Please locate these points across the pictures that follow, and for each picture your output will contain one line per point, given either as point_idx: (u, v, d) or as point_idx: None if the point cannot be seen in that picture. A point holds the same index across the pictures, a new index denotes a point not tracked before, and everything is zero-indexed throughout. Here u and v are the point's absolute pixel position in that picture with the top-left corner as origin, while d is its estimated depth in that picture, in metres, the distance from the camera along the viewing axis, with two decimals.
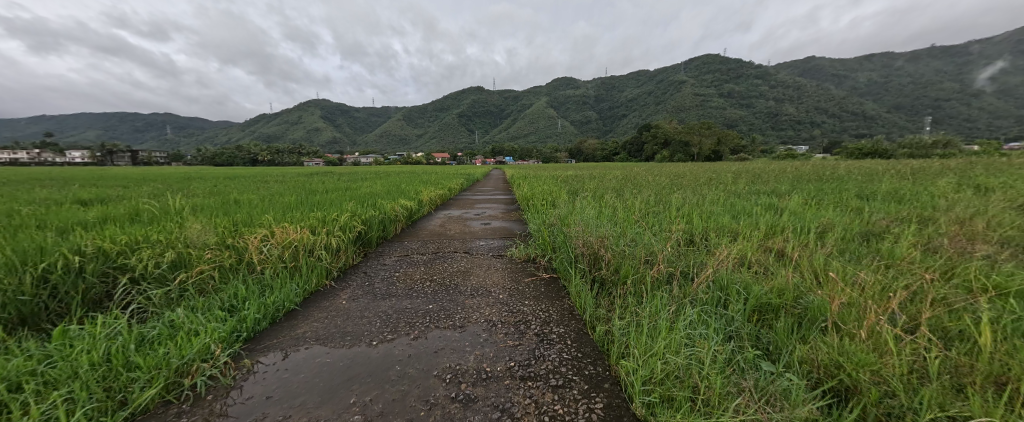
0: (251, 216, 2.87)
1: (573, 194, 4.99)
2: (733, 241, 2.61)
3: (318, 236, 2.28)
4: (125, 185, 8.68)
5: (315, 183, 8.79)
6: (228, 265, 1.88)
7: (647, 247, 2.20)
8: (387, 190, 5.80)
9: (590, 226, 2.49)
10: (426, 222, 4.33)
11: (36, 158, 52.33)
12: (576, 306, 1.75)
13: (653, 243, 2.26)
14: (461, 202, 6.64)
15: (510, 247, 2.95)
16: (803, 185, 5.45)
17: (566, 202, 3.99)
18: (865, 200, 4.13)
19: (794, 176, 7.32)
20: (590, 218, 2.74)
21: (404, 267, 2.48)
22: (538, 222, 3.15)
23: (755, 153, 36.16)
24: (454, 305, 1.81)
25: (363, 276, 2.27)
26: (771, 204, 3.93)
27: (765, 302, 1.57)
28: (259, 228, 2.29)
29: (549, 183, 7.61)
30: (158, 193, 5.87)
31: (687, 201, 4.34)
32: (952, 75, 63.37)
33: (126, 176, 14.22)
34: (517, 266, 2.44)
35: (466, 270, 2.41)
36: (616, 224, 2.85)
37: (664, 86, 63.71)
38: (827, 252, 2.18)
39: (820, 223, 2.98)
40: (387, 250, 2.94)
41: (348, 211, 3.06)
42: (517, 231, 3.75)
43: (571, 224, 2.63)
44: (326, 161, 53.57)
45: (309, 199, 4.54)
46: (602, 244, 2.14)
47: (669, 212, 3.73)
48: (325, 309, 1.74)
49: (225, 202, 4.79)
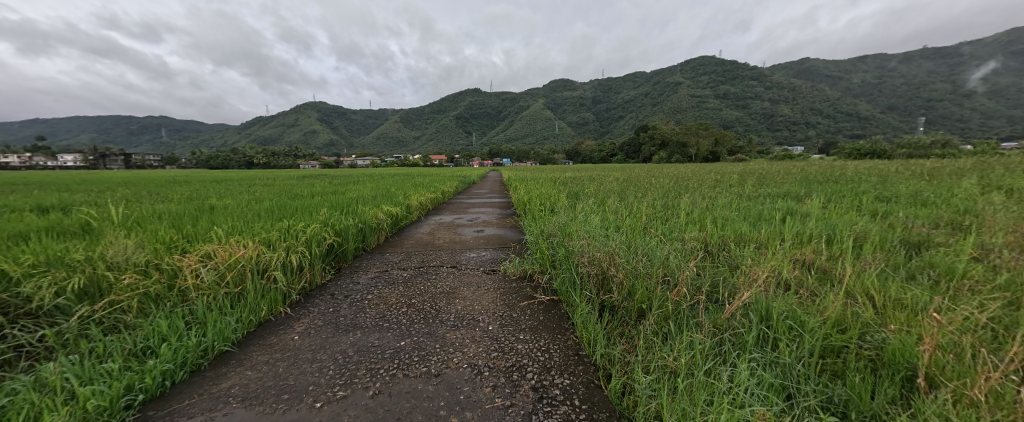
0: (206, 226, 2.52)
1: (573, 197, 4.66)
2: (757, 253, 2.29)
3: (276, 253, 1.92)
4: (102, 188, 8.31)
5: (302, 187, 8.40)
6: (154, 293, 1.54)
7: (664, 265, 1.87)
8: (374, 194, 5.48)
9: (595, 237, 2.16)
10: (413, 229, 3.98)
11: (25, 161, 51.49)
12: (583, 342, 1.42)
13: (670, 259, 1.92)
14: (455, 206, 6.30)
15: (503, 261, 2.61)
16: (816, 187, 5.16)
17: (566, 208, 3.67)
18: (889, 203, 3.81)
19: (802, 177, 7.01)
20: (594, 228, 2.42)
21: (379, 287, 2.12)
22: (536, 230, 2.81)
23: (752, 153, 36.10)
24: (431, 342, 1.45)
25: (328, 300, 1.92)
26: (789, 207, 3.62)
27: (823, 338, 1.25)
28: (203, 242, 1.93)
29: (548, 186, 7.28)
30: (128, 198, 5.48)
31: (696, 206, 4.02)
32: (947, 76, 63.72)
33: (109, 180, 13.80)
34: (510, 286, 2.09)
35: (451, 291, 2.06)
36: (625, 234, 2.53)
37: (661, 87, 63.74)
38: (874, 268, 1.85)
39: (851, 231, 2.66)
40: (364, 264, 2.59)
41: (320, 219, 2.71)
42: (513, 239, 3.41)
43: (573, 234, 2.31)
44: (322, 163, 53.40)
45: (286, 204, 4.21)
46: (610, 260, 1.81)
47: (678, 218, 3.41)
48: (269, 350, 1.39)
49: (197, 208, 4.46)
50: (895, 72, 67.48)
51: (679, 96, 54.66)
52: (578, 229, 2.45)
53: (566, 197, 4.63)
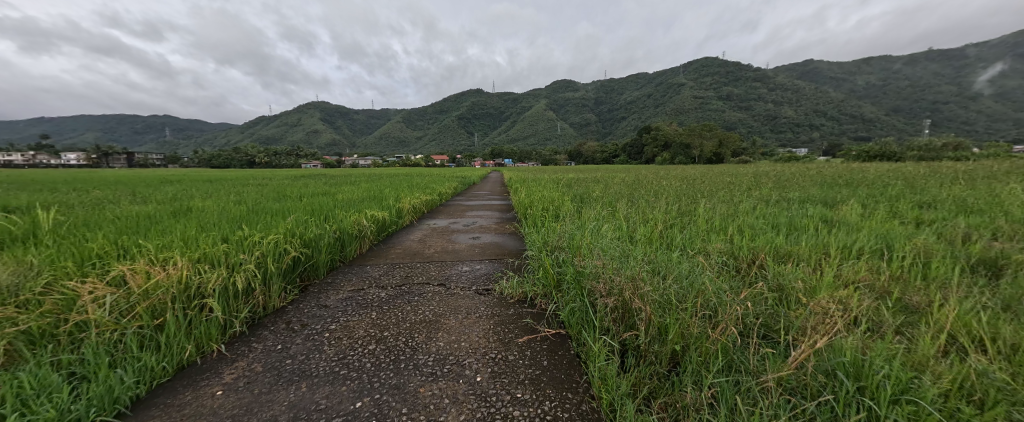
0: (150, 236, 2.15)
1: (579, 202, 4.26)
2: (804, 273, 1.90)
3: (215, 271, 1.55)
4: (85, 189, 7.97)
5: (294, 187, 8.06)
6: (35, 332, 1.16)
7: (700, 294, 1.49)
8: (365, 196, 5.14)
9: (612, 255, 1.79)
10: (403, 236, 3.62)
11: (30, 160, 51.98)
12: (601, 409, 1.04)
13: (705, 285, 1.54)
14: (451, 209, 5.91)
15: (499, 278, 2.22)
16: (842, 191, 4.76)
17: (573, 214, 3.30)
18: (932, 210, 3.42)
19: (820, 179, 6.63)
20: (611, 242, 2.04)
21: (348, 314, 1.75)
22: (539, 241, 2.43)
23: (756, 155, 35.72)
24: (395, 407, 1.06)
25: (279, 332, 1.54)
26: (823, 215, 3.22)
27: (949, 414, 0.87)
28: (125, 260, 1.56)
29: (551, 187, 6.93)
30: (104, 202, 5.15)
31: (714, 211, 3.66)
32: (953, 78, 63.06)
33: (102, 179, 13.52)
34: (507, 314, 1.71)
35: (435, 320, 1.67)
36: (646, 249, 2.14)
37: (664, 88, 63.27)
38: (969, 300, 1.45)
39: (907, 245, 2.27)
40: (337, 281, 2.22)
41: (288, 226, 2.35)
42: (512, 250, 3.03)
43: (584, 250, 1.93)
44: (324, 162, 53.56)
45: (263, 208, 3.83)
46: (634, 286, 1.42)
47: (701, 227, 3.01)
48: (175, 416, 1.02)
49: (169, 212, 4.10)
50: (900, 74, 66.84)
51: (682, 97, 54.30)
52: (590, 242, 2.08)
53: (571, 201, 4.28)
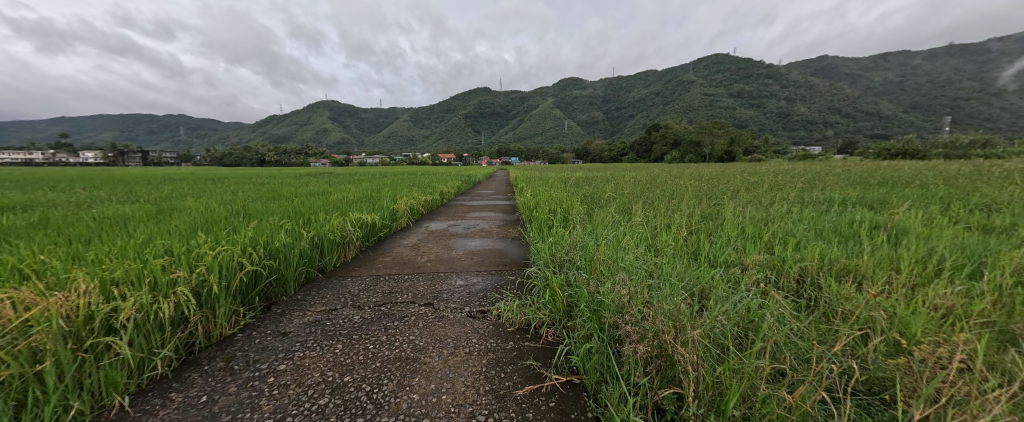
0: (86, 245, 1.83)
1: (588, 203, 3.90)
2: (884, 299, 1.48)
3: (131, 298, 1.22)
4: (84, 187, 7.89)
5: (292, 186, 7.84)
6: None
7: (764, 333, 1.10)
8: (360, 195, 4.86)
9: (637, 275, 1.43)
10: (395, 241, 3.29)
11: (50, 158, 53.62)
12: None
13: (770, 323, 1.14)
14: (452, 209, 5.61)
15: (496, 297, 1.85)
16: (880, 191, 4.32)
17: (584, 218, 2.94)
18: (997, 215, 2.96)
19: (846, 178, 6.16)
20: (634, 257, 1.66)
21: (306, 347, 1.40)
22: (546, 252, 2.07)
23: (768, 153, 34.89)
24: None
25: (211, 376, 1.20)
26: (875, 220, 2.78)
27: None
28: (15, 283, 1.22)
29: (558, 186, 6.59)
30: (87, 202, 4.93)
31: (740, 214, 3.27)
32: (974, 73, 60.90)
33: (112, 178, 13.59)
34: (503, 352, 1.33)
35: (410, 358, 1.31)
36: (677, 264, 1.77)
37: (673, 85, 62.17)
38: None
39: (1000, 260, 1.84)
40: (304, 299, 1.88)
41: (250, 232, 2.02)
42: (515, 259, 2.68)
43: (602, 266, 1.56)
44: (332, 161, 54.18)
45: (247, 210, 3.56)
46: (674, 324, 1.03)
47: (733, 234, 2.61)
48: None
49: (152, 214, 3.88)
50: (919, 69, 64.79)
51: (692, 95, 53.31)
52: (609, 254, 1.72)
53: (581, 203, 3.91)
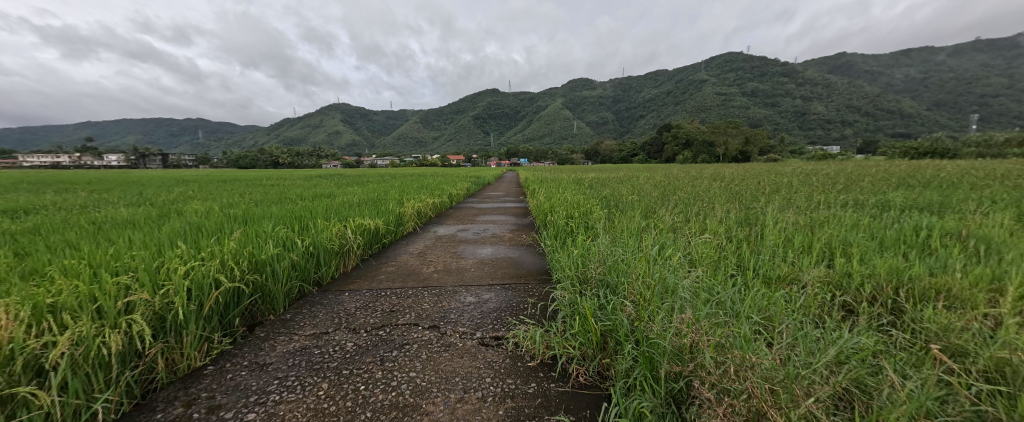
0: (52, 256, 1.64)
1: (609, 208, 3.60)
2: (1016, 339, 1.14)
3: (66, 331, 0.98)
4: (98, 189, 7.97)
5: (300, 188, 7.77)
6: None
7: (901, 399, 0.78)
8: (367, 198, 4.70)
9: (694, 304, 1.14)
10: (400, 248, 3.06)
11: (77, 161, 55.65)
12: None
13: (903, 384, 0.82)
14: (462, 212, 5.40)
15: (513, 319, 1.59)
16: (932, 193, 3.92)
17: (606, 225, 2.66)
18: None
19: (881, 179, 5.73)
20: (683, 277, 1.38)
21: (282, 388, 1.14)
22: (570, 267, 1.80)
23: (784, 153, 33.86)
24: None
25: None
26: (947, 228, 2.42)
27: None
28: None
29: (571, 188, 6.31)
30: (93, 205, 4.89)
31: (781, 220, 2.94)
32: (1003, 69, 58.32)
33: (129, 179, 13.89)
34: (525, 401, 1.05)
35: (406, 407, 1.04)
36: (732, 285, 1.49)
37: (685, 85, 61.13)
38: None
39: None
40: (290, 321, 1.64)
41: (233, 242, 1.79)
42: (531, 270, 2.42)
43: (646, 288, 1.28)
44: (344, 163, 54.86)
45: (248, 214, 3.41)
46: (779, 390, 0.72)
47: (780, 245, 2.30)
48: None
49: (155, 217, 3.79)
50: (944, 65, 62.35)
51: (704, 95, 52.36)
52: (650, 271, 1.44)
53: (600, 207, 3.63)
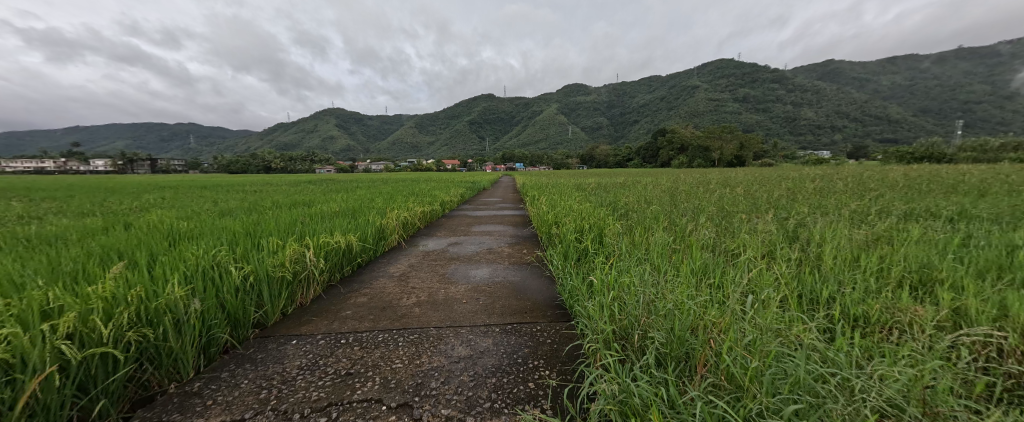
0: None
1: (623, 219, 3.12)
2: None
3: None
4: (58, 196, 7.40)
5: (280, 195, 7.24)
6: None
7: None
8: (347, 207, 4.21)
9: (849, 421, 0.66)
10: (377, 270, 2.54)
11: (62, 166, 54.47)
12: None
13: None
14: (454, 222, 4.92)
15: (522, 400, 1.07)
16: (976, 201, 3.51)
17: (626, 244, 2.18)
18: None
19: (902, 184, 5.35)
20: (791, 349, 0.89)
21: None
22: (600, 315, 1.31)
23: (778, 158, 33.99)
24: None
25: None
26: None
27: None
28: None
29: (572, 195, 5.85)
30: (35, 214, 4.34)
31: (833, 235, 2.46)
32: (984, 76, 59.64)
33: (107, 186, 13.27)
34: None
35: None
36: (848, 356, 1.01)
37: (678, 90, 61.59)
38: None
39: None
40: (187, 400, 1.09)
41: (117, 278, 1.27)
42: (538, 301, 1.92)
43: (746, 376, 0.80)
44: (337, 168, 54.19)
45: (200, 227, 2.91)
46: None
47: (852, 272, 1.82)
48: None
49: (99, 229, 3.31)
50: (928, 73, 63.66)
51: (697, 100, 52.73)
52: (735, 340, 0.96)
53: (613, 218, 3.13)
